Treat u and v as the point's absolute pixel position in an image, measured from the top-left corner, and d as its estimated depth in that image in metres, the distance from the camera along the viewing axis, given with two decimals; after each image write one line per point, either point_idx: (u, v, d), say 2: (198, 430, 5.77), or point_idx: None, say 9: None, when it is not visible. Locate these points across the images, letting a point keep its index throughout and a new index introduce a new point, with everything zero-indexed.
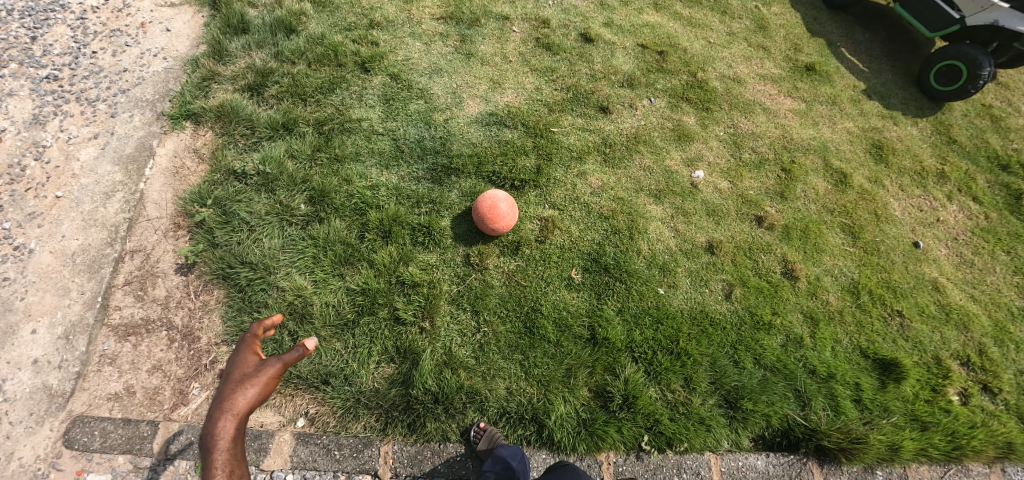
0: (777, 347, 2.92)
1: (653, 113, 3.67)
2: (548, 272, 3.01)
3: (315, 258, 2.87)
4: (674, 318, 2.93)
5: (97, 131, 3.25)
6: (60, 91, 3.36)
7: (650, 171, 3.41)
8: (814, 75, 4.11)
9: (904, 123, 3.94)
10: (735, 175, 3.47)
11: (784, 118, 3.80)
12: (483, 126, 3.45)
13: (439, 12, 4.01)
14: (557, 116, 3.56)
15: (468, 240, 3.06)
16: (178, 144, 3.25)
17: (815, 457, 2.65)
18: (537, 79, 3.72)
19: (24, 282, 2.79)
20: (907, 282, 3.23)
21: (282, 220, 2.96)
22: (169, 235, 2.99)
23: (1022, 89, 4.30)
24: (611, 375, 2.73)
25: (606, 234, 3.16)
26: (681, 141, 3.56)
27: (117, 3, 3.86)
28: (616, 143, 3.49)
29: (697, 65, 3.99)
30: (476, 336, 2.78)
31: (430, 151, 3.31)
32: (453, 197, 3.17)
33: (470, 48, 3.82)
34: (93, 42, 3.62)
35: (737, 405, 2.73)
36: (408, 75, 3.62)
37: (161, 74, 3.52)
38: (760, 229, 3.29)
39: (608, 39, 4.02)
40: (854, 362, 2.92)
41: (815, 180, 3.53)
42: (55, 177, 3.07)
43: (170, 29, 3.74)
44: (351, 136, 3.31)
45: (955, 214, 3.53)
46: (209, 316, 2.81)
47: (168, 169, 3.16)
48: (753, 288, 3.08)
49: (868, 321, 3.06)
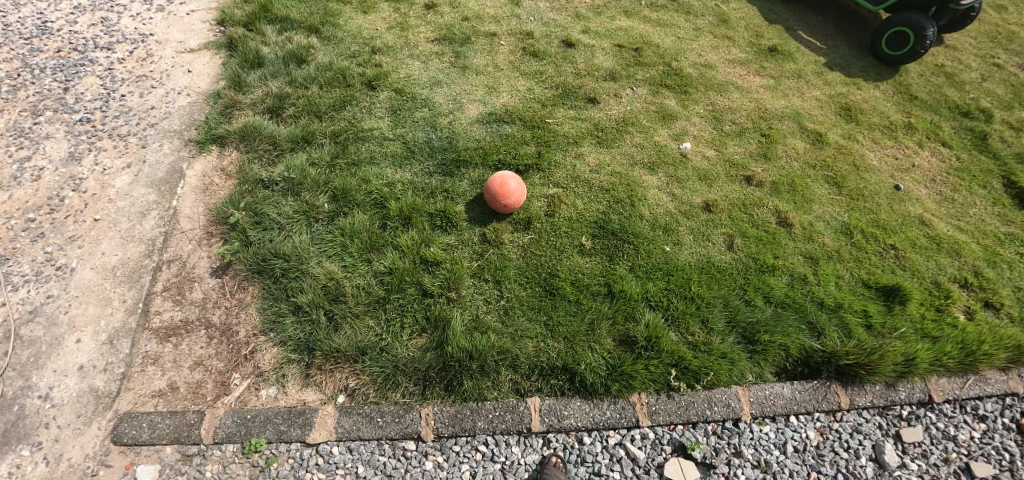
0: (784, 285, 3.05)
1: (637, 100, 4.01)
2: (559, 241, 3.17)
3: (343, 246, 3.07)
4: (684, 269, 3.07)
5: (130, 161, 3.54)
6: (93, 131, 3.70)
7: (641, 146, 3.70)
8: (778, 55, 4.53)
9: (866, 87, 4.35)
10: (720, 143, 3.77)
11: (756, 92, 4.17)
12: (485, 124, 3.76)
13: (433, 35, 4.43)
14: (551, 109, 3.88)
15: (482, 221, 3.25)
16: (206, 165, 3.52)
17: (838, 380, 2.75)
18: (529, 81, 4.08)
19: (67, 297, 2.92)
20: (895, 220, 3.45)
21: (309, 217, 3.17)
22: (203, 243, 3.17)
23: (967, 50, 4.82)
24: (632, 323, 2.83)
25: (609, 204, 3.37)
26: (665, 120, 3.88)
27: (140, 54, 4.27)
28: (608, 127, 3.79)
29: (670, 57, 4.40)
30: (500, 302, 2.90)
31: (438, 149, 3.59)
32: (464, 185, 3.41)
33: (465, 62, 4.21)
34: (122, 88, 4.00)
35: (755, 340, 2.82)
36: (411, 88, 3.97)
37: (185, 108, 3.87)
38: (750, 186, 3.54)
39: (587, 42, 4.44)
40: (859, 293, 3.07)
41: (793, 142, 3.85)
42: (93, 204, 3.31)
43: (191, 71, 4.14)
44: (365, 143, 3.60)
45: (928, 159, 3.84)
46: (246, 310, 2.92)
47: (198, 187, 3.41)
48: (753, 237, 3.27)
49: (865, 256, 3.25)
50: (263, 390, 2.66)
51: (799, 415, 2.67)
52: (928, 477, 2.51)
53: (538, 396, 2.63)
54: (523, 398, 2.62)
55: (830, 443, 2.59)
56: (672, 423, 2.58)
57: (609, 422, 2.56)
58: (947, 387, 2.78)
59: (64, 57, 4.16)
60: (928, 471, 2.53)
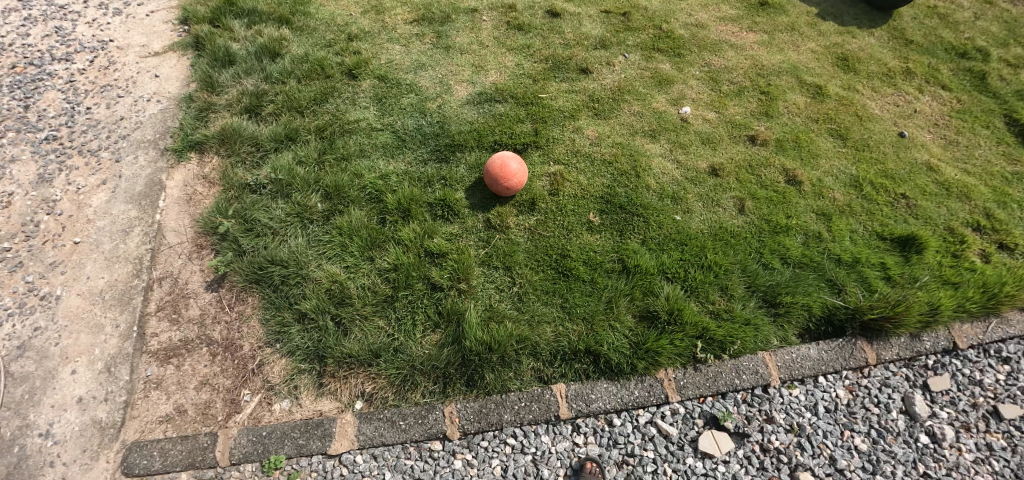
0: (799, 245, 2.99)
1: (631, 66, 3.86)
2: (567, 220, 3.04)
3: (342, 246, 2.87)
4: (697, 237, 2.97)
5: (105, 177, 3.35)
6: (61, 148, 3.49)
7: (640, 115, 3.55)
8: (769, 9, 4.49)
9: (861, 35, 4.38)
10: (720, 105, 3.68)
11: (750, 50, 4.09)
12: (476, 105, 3.59)
13: (411, 16, 4.22)
14: (543, 83, 3.72)
15: (484, 206, 3.09)
16: (186, 174, 3.34)
17: (863, 336, 2.70)
18: (517, 56, 3.90)
19: (56, 328, 2.75)
20: (903, 169, 3.45)
21: (303, 219, 2.97)
22: (193, 257, 2.99)
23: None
24: (651, 297, 2.72)
25: (613, 177, 3.23)
26: (662, 86, 3.75)
27: (102, 63, 4.04)
28: (603, 98, 3.63)
29: (660, 19, 4.25)
30: (513, 289, 2.77)
31: (430, 135, 3.42)
32: (462, 171, 3.24)
33: (447, 42, 4.02)
34: (86, 100, 3.78)
35: (777, 302, 2.74)
36: (395, 74, 3.79)
37: (157, 115, 3.67)
38: (755, 146, 3.45)
39: (573, 11, 4.26)
40: (875, 246, 3.04)
41: (794, 97, 3.81)
42: (71, 226, 3.13)
43: (158, 75, 3.93)
44: (353, 136, 3.42)
45: (929, 104, 3.89)
46: (248, 324, 2.75)
47: (181, 198, 3.23)
48: (763, 199, 3.19)
49: (877, 208, 3.23)
50: (276, 404, 2.50)
51: (827, 375, 2.62)
52: (958, 423, 2.50)
53: (563, 382, 2.51)
54: (548, 386, 2.49)
55: (860, 400, 2.55)
56: (702, 396, 2.50)
57: (638, 401, 2.45)
58: (971, 332, 2.76)
59: (20, 73, 3.89)
60: (957, 418, 2.52)
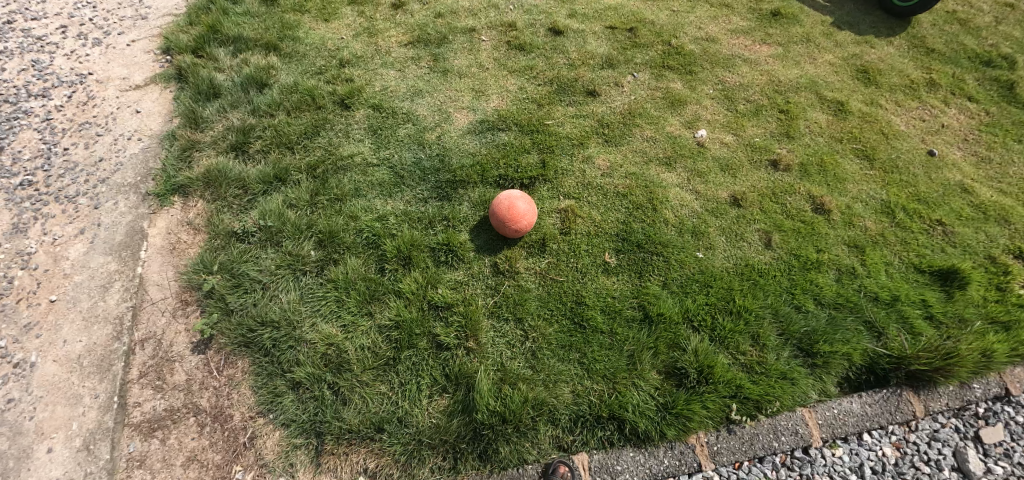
0: (833, 282, 2.76)
1: (641, 87, 3.63)
2: (581, 262, 2.81)
3: (338, 301, 2.64)
4: (722, 278, 2.75)
5: (82, 226, 3.13)
6: (37, 195, 3.27)
7: (654, 141, 3.31)
8: (782, 19, 4.26)
9: (880, 45, 4.16)
10: (738, 127, 3.45)
11: (765, 64, 3.88)
12: (478, 134, 3.35)
13: (406, 38, 4.00)
14: (549, 109, 3.48)
15: (491, 248, 2.87)
16: (169, 220, 3.12)
17: (910, 386, 2.48)
18: (519, 79, 3.67)
19: (31, 400, 2.52)
20: (935, 191, 3.23)
21: (295, 270, 2.75)
22: (177, 315, 2.77)
23: None
24: (677, 350, 2.49)
25: (628, 211, 3.00)
26: (675, 107, 3.52)
27: (81, 98, 3.82)
28: (613, 123, 3.40)
29: (669, 34, 4.02)
30: (526, 344, 2.54)
31: (430, 170, 3.18)
32: (465, 209, 3.01)
33: (445, 65, 3.79)
34: (63, 140, 3.56)
35: (814, 351, 2.51)
36: (390, 102, 3.56)
37: (138, 155, 3.46)
38: (777, 172, 3.23)
39: (577, 27, 4.02)
40: (913, 280, 2.82)
41: (815, 115, 3.58)
42: (47, 282, 2.91)
43: (140, 110, 3.72)
44: (347, 173, 3.19)
45: (956, 117, 3.67)
46: (238, 390, 2.51)
47: (164, 247, 3.01)
48: (790, 230, 2.96)
49: (912, 237, 3.01)
50: None
51: (871, 431, 2.39)
52: None
53: (585, 451, 2.28)
54: (569, 456, 2.25)
55: (909, 459, 2.32)
56: (738, 462, 2.26)
57: (668, 471, 2.22)
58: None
59: None
60: (1014, 474, 2.28)
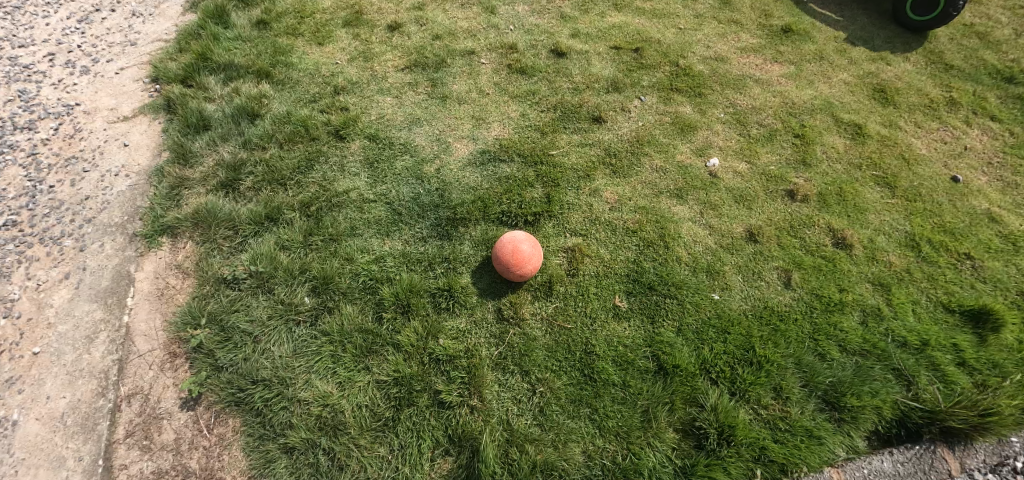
0: (858, 326, 2.61)
1: (649, 112, 3.47)
2: (590, 307, 2.65)
3: (333, 356, 2.50)
4: (740, 323, 2.59)
5: (67, 270, 2.99)
6: (21, 236, 3.12)
7: (663, 171, 3.15)
8: (794, 36, 4.10)
9: (895, 61, 4.00)
10: (751, 154, 3.29)
11: (778, 85, 3.71)
12: (479, 166, 3.19)
13: (403, 63, 3.86)
14: (552, 137, 3.32)
15: (494, 292, 2.72)
16: (158, 263, 2.98)
17: (943, 442, 2.29)
18: (521, 105, 3.51)
19: (10, 463, 2.34)
20: (962, 221, 3.07)
21: (288, 320, 2.61)
22: (166, 368, 2.61)
23: (988, 5, 4.51)
24: (695, 406, 2.34)
25: (639, 249, 2.84)
26: (685, 133, 3.36)
27: (68, 130, 3.68)
28: (620, 152, 3.24)
29: (676, 53, 3.86)
30: (533, 399, 2.39)
31: (429, 206, 3.03)
32: (466, 248, 2.86)
33: (444, 91, 3.65)
34: (49, 176, 3.42)
35: (841, 405, 2.36)
36: (386, 133, 3.42)
37: (126, 192, 3.32)
38: (795, 203, 3.06)
39: (580, 48, 3.86)
40: (942, 321, 2.66)
41: (831, 139, 3.41)
42: (31, 332, 2.76)
43: (127, 143, 3.58)
44: (342, 211, 3.05)
45: (979, 138, 3.50)
46: (230, 451, 2.33)
47: (152, 293, 2.87)
48: (810, 268, 2.80)
49: (939, 272, 2.85)
50: None
51: None
52: None
53: None
54: None
55: None
56: None
57: None
58: None
59: None
60: None
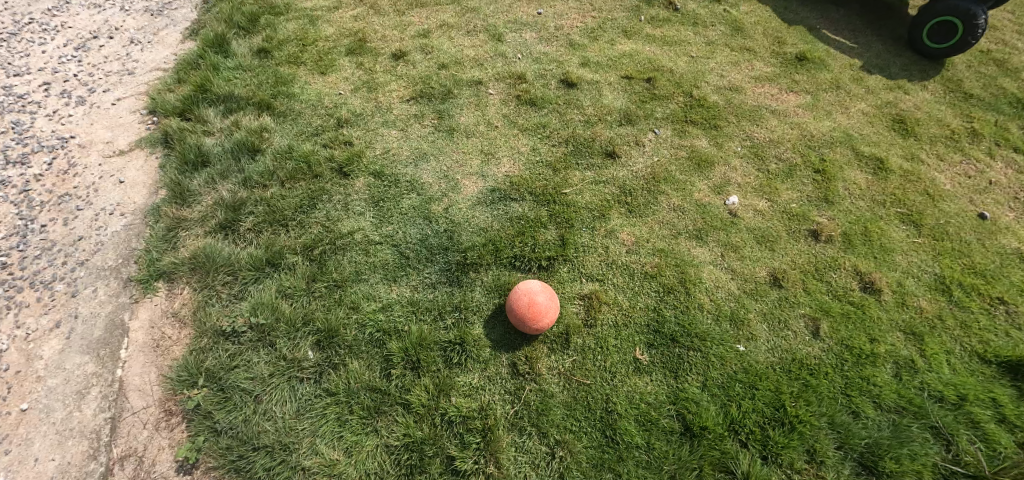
0: (892, 380, 2.48)
1: (663, 146, 3.35)
2: (610, 360, 2.51)
3: (339, 417, 2.36)
4: (768, 377, 2.46)
5: (58, 318, 2.83)
6: (10, 280, 2.97)
7: (681, 210, 3.03)
8: (808, 64, 4.00)
9: (912, 90, 3.91)
10: (771, 190, 3.17)
11: (795, 116, 3.61)
12: (489, 206, 3.06)
13: (408, 93, 3.76)
14: (565, 174, 3.20)
15: (507, 343, 2.58)
16: (154, 311, 2.84)
17: None
18: (531, 139, 3.39)
19: None
20: (992, 262, 2.95)
21: (291, 377, 2.47)
22: (161, 428, 2.45)
23: (1002, 30, 4.44)
24: (724, 472, 2.20)
25: (659, 296, 2.71)
26: (702, 169, 3.24)
27: (61, 165, 3.54)
28: (636, 190, 3.12)
29: (689, 83, 3.75)
30: (552, 464, 2.23)
31: (438, 249, 2.90)
32: (478, 296, 2.73)
33: (451, 123, 3.53)
34: (41, 214, 3.27)
35: (880, 470, 2.22)
36: (392, 168, 3.30)
37: (121, 233, 3.19)
38: (819, 244, 2.94)
39: (590, 78, 3.76)
40: (978, 373, 2.53)
41: (853, 174, 3.30)
42: (18, 386, 2.59)
43: (123, 180, 3.45)
44: (346, 254, 2.92)
45: (1004, 172, 3.39)
46: None
47: (147, 344, 2.72)
48: (839, 316, 2.68)
49: (972, 319, 2.72)
50: None
51: None
52: None
53: None
54: None
55: None
56: None
57: None
58: None
59: None
60: None
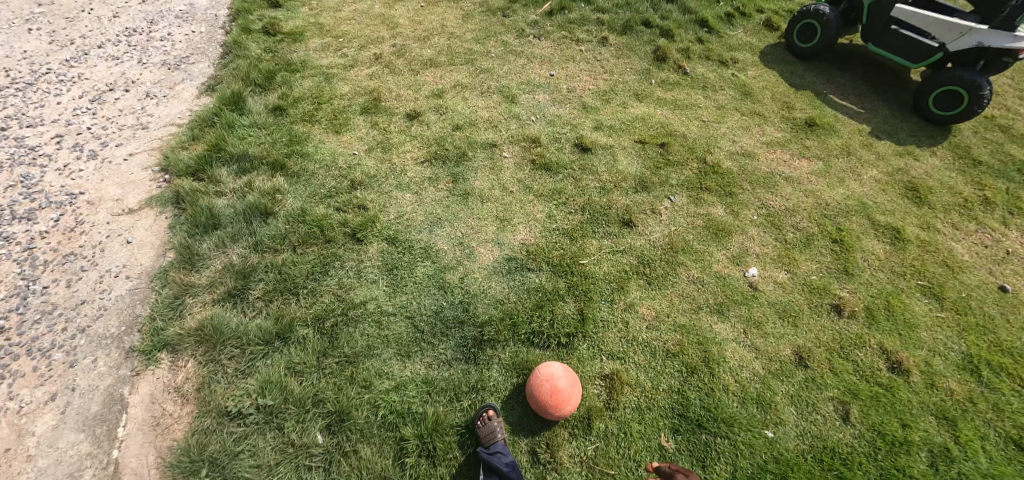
0: (927, 471, 2.37)
1: (679, 213, 3.34)
2: (633, 448, 2.40)
3: None
4: (800, 468, 2.35)
5: (55, 389, 2.69)
6: (6, 345, 2.83)
7: (701, 282, 2.99)
8: (818, 129, 4.05)
9: (922, 155, 3.94)
10: (790, 261, 3.14)
11: (809, 183, 3.62)
12: (505, 276, 3.02)
13: (422, 155, 3.77)
14: (582, 243, 3.17)
15: (527, 428, 2.48)
16: (155, 384, 2.71)
17: None
18: (546, 205, 3.38)
19: None
20: (1018, 339, 2.89)
21: (299, 466, 2.36)
22: None
23: (1004, 95, 4.54)
24: None
25: (682, 376, 2.62)
26: (719, 238, 3.22)
27: (68, 222, 3.46)
28: (654, 260, 3.09)
29: (702, 149, 3.78)
30: None
31: (453, 322, 2.82)
32: (495, 374, 2.63)
33: (466, 187, 3.52)
34: (43, 274, 3.17)
35: None
36: (406, 234, 3.26)
37: (126, 298, 3.08)
38: (842, 320, 2.89)
39: (604, 142, 3.79)
40: (1016, 463, 2.43)
41: (871, 245, 3.28)
42: (7, 466, 2.44)
43: (130, 240, 3.37)
44: (359, 326, 2.83)
45: (1020, 241, 3.38)
46: None
47: (147, 422, 2.58)
48: (868, 398, 2.59)
49: (1005, 401, 2.63)
50: None
51: None
52: None
53: None
54: None
55: None
56: None
57: None
58: None
59: None
60: None
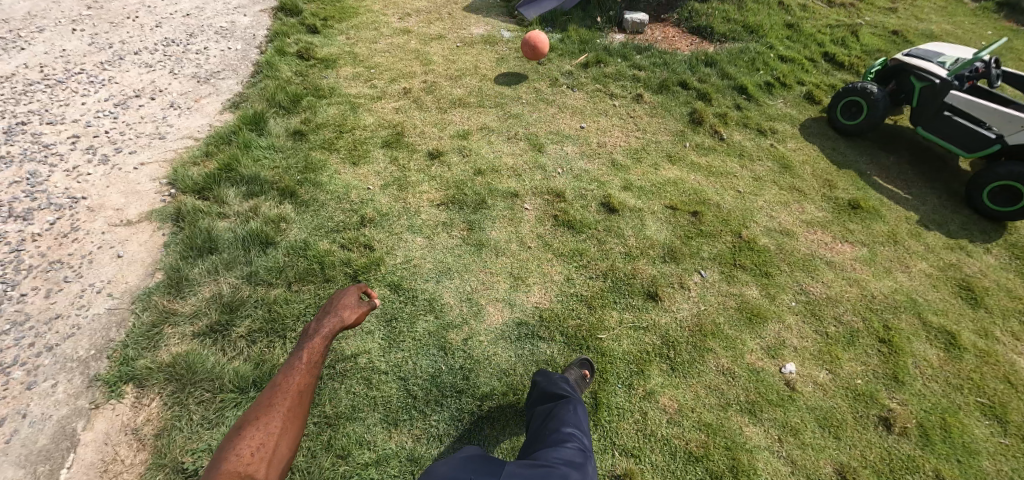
0: None
1: (710, 291, 3.05)
2: None
3: None
4: None
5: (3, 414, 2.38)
6: None
7: (730, 374, 2.66)
8: (862, 212, 3.78)
9: (975, 252, 3.63)
10: (831, 359, 2.81)
11: (852, 270, 3.32)
12: (513, 342, 2.73)
13: (439, 197, 3.56)
14: (600, 313, 2.88)
15: None
16: (113, 423, 2.38)
17: None
18: (565, 266, 3.12)
19: None
20: None
21: None
22: None
23: None
24: None
25: None
26: (753, 323, 2.91)
27: (64, 227, 3.27)
28: (679, 341, 2.78)
29: (737, 222, 3.52)
30: None
31: (450, 390, 2.52)
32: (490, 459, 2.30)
33: (480, 237, 3.28)
34: (25, 280, 2.95)
35: None
36: (411, 282, 3.00)
37: (102, 318, 2.78)
38: (892, 436, 2.52)
39: (633, 205, 3.55)
40: None
41: (922, 349, 2.93)
42: None
43: (122, 254, 3.12)
44: (345, 383, 2.52)
45: None
46: None
47: (93, 468, 2.24)
48: None
49: None
50: None
51: None
52: None
53: None
54: None
55: None
56: None
57: None
58: None
59: None
60: None
